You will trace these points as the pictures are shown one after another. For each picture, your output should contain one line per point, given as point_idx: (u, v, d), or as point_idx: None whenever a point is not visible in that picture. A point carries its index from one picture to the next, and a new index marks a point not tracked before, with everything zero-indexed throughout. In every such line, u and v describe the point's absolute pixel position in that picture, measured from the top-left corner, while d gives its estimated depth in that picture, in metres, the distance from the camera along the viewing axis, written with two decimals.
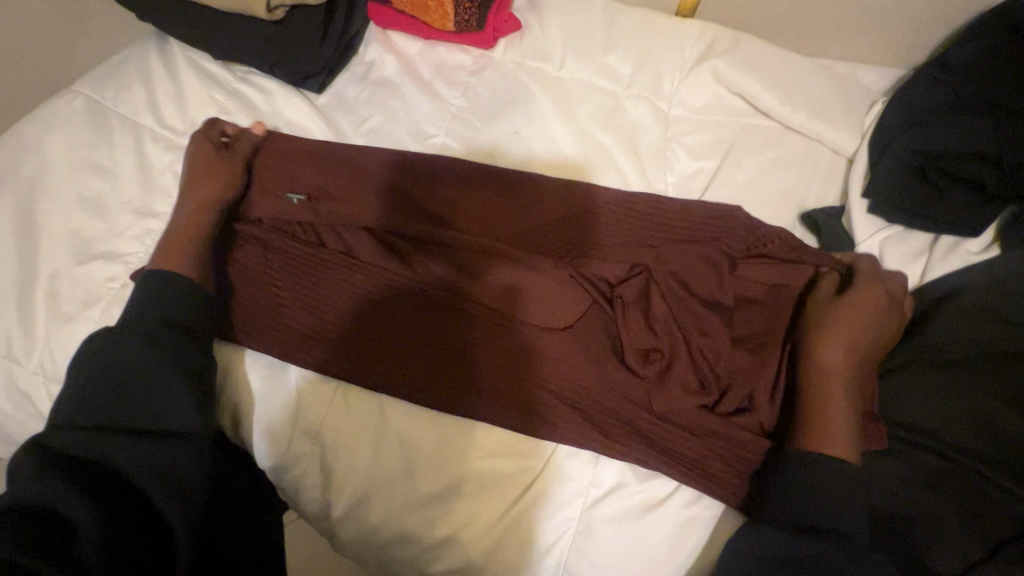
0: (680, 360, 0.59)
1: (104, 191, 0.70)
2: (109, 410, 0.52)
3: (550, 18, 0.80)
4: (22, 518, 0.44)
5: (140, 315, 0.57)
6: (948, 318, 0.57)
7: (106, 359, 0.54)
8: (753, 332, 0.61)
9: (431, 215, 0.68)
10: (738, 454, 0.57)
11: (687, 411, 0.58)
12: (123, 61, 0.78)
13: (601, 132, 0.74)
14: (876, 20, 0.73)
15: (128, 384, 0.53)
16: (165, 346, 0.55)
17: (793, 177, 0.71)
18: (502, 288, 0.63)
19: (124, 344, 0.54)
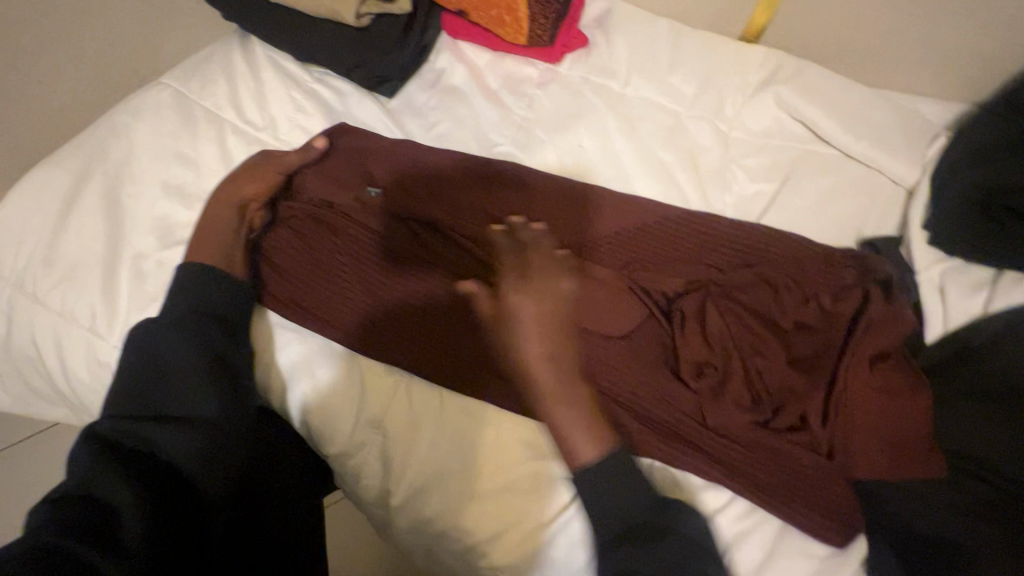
0: (734, 376, 0.60)
1: (188, 179, 0.74)
2: (151, 398, 0.56)
3: (616, 37, 0.82)
4: (77, 499, 0.48)
5: (175, 310, 0.61)
6: (1010, 350, 0.57)
7: (143, 351, 0.58)
8: (810, 354, 0.61)
9: (492, 218, 0.70)
10: (797, 473, 0.57)
11: (741, 426, 0.59)
12: (207, 56, 0.82)
13: (663, 149, 0.76)
14: (940, 55, 0.74)
15: (168, 373, 0.57)
16: (199, 337, 0.59)
17: (852, 205, 0.72)
18: None
19: (162, 338, 0.58)
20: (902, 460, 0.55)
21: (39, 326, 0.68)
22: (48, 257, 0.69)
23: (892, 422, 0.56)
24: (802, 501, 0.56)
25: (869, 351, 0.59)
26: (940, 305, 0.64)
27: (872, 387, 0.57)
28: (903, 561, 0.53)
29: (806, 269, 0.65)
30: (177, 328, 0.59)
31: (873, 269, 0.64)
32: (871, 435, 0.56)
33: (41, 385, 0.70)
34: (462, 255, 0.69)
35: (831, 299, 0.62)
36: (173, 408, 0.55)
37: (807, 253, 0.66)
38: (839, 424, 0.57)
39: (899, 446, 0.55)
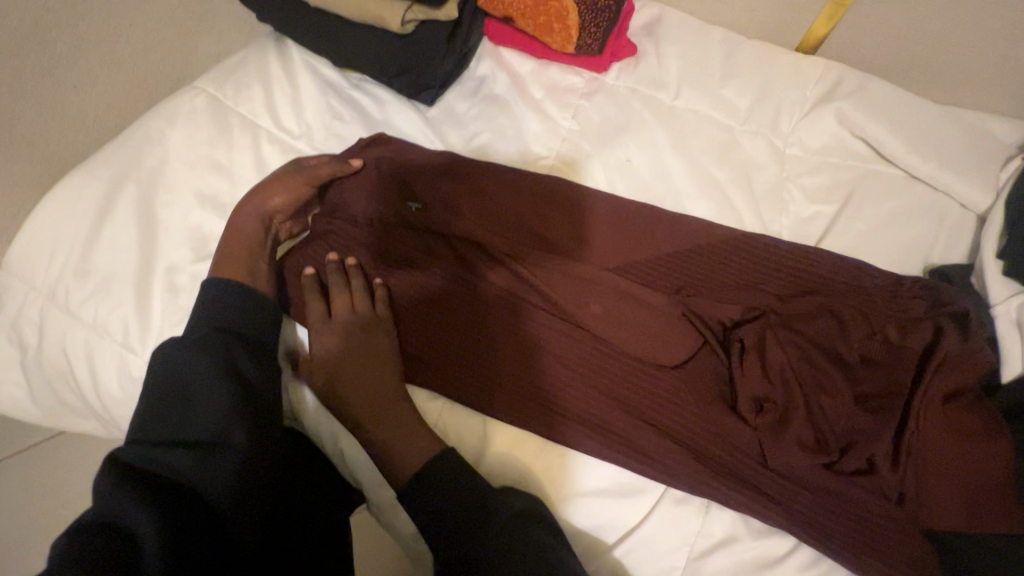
0: (797, 414, 0.57)
1: (222, 189, 0.71)
2: (174, 422, 0.52)
3: (667, 45, 0.78)
4: (95, 531, 0.44)
5: (202, 331, 0.57)
6: None
7: (168, 374, 0.55)
8: (877, 392, 0.58)
9: (532, 237, 0.67)
10: (861, 518, 0.54)
11: (807, 469, 0.55)
12: (243, 60, 0.79)
13: (716, 166, 0.72)
14: (1014, 72, 0.70)
15: (191, 393, 0.53)
16: (227, 358, 0.56)
17: (917, 230, 0.68)
18: (611, 318, 0.63)
19: (186, 360, 0.55)
20: (978, 509, 0.52)
21: (72, 339, 0.66)
22: (80, 269, 0.68)
23: (964, 468, 0.53)
24: (866, 549, 0.54)
25: (940, 391, 0.56)
26: (1017, 343, 0.60)
27: (943, 430, 0.54)
28: None
29: (871, 299, 0.61)
30: (205, 348, 0.55)
31: (944, 299, 0.60)
32: (943, 482, 0.53)
33: (72, 398, 0.69)
34: (501, 277, 0.66)
35: (898, 332, 0.59)
36: (195, 432, 0.52)
37: (871, 281, 0.62)
38: (910, 469, 0.54)
39: (972, 494, 0.53)
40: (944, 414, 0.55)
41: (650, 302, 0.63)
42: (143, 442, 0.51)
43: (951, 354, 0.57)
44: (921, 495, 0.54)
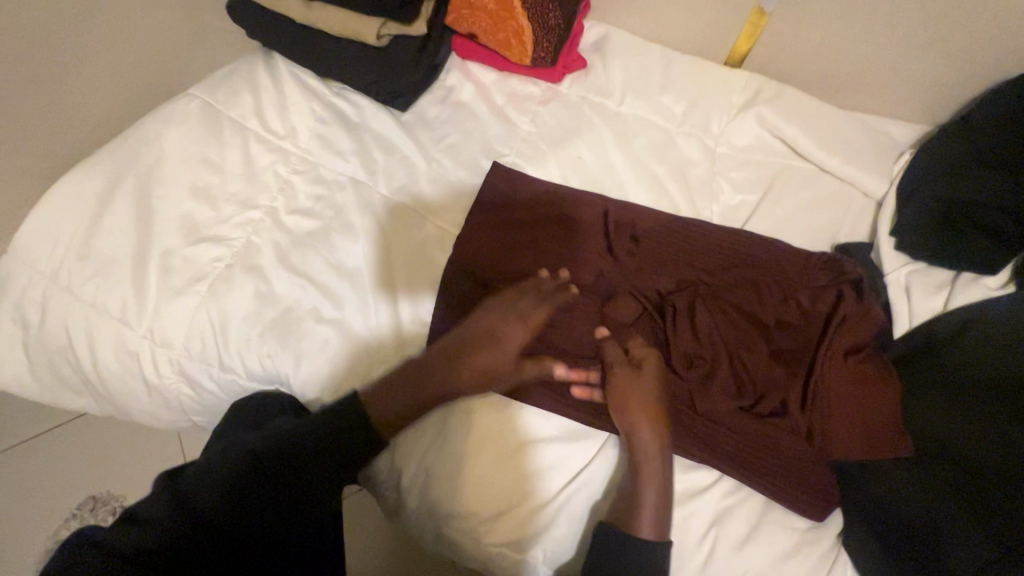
0: (721, 367, 0.66)
1: (213, 182, 0.79)
2: (261, 497, 0.58)
3: (612, 60, 0.89)
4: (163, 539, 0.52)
5: (306, 428, 0.62)
6: (976, 341, 0.61)
7: (257, 455, 0.60)
8: (789, 348, 0.67)
9: (507, 242, 0.74)
10: (776, 453, 0.62)
11: (729, 413, 0.64)
12: (234, 71, 0.87)
13: (655, 162, 0.83)
14: (903, 82, 0.82)
15: (290, 483, 0.60)
16: (315, 472, 0.61)
17: (826, 215, 0.79)
18: (564, 292, 0.71)
19: (276, 454, 0.60)
20: (874, 442, 0.60)
21: (72, 317, 0.73)
22: (81, 252, 0.74)
23: (866, 408, 0.62)
24: (781, 481, 0.61)
25: (842, 346, 0.65)
26: (905, 302, 0.71)
27: (842, 377, 0.63)
28: (878, 540, 0.58)
29: (786, 271, 0.71)
30: (303, 447, 0.61)
31: (844, 268, 0.70)
32: (842, 419, 0.62)
33: (69, 373, 0.76)
34: (479, 267, 0.73)
35: (809, 298, 0.68)
36: (270, 515, 0.58)
37: (785, 255, 0.72)
38: (817, 409, 0.63)
39: (870, 429, 0.61)
40: (847, 365, 0.64)
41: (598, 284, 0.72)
42: (204, 502, 0.56)
43: (850, 314, 0.66)
44: (823, 430, 0.62)
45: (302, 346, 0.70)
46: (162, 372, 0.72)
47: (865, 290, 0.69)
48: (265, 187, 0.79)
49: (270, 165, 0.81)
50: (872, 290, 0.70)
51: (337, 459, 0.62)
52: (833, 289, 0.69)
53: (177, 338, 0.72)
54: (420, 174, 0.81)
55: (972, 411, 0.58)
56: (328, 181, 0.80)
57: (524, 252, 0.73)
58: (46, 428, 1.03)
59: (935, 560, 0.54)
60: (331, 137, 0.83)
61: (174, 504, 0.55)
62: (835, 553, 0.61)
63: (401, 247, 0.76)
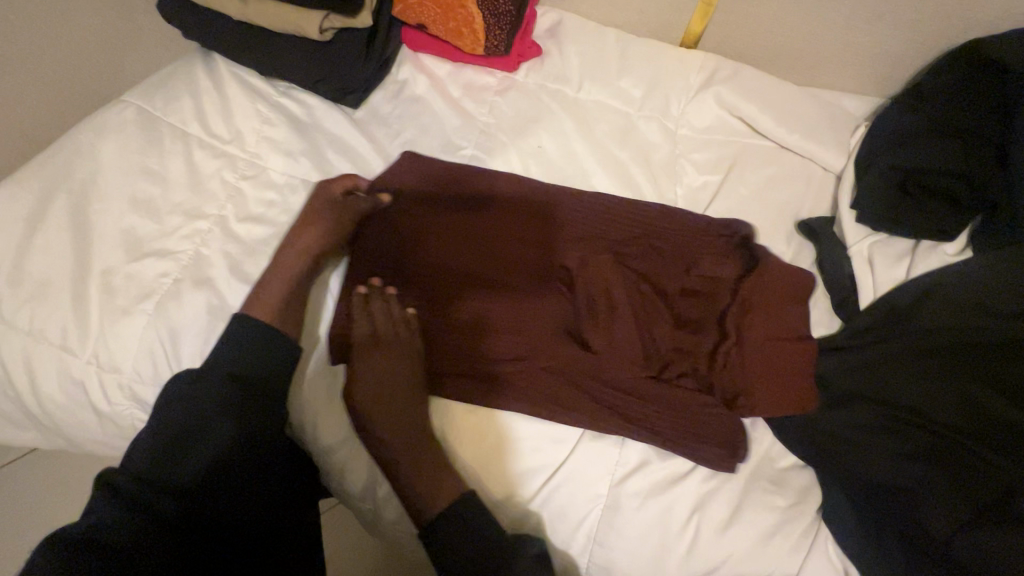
0: (632, 337, 0.64)
1: (154, 193, 0.74)
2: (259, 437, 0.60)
3: (568, 46, 0.88)
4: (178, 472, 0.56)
5: (201, 404, 0.59)
6: (943, 306, 0.62)
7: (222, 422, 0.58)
8: (695, 313, 0.67)
9: (387, 245, 0.69)
10: (683, 415, 0.63)
11: (634, 381, 0.64)
12: (170, 75, 0.82)
13: (617, 148, 0.81)
14: (857, 54, 0.83)
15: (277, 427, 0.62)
16: (260, 443, 0.61)
17: (789, 192, 0.79)
18: (467, 273, 0.68)
19: (199, 433, 0.58)
20: (790, 399, 0.62)
21: (8, 346, 0.68)
22: (13, 277, 0.69)
23: (789, 368, 0.63)
24: (694, 442, 0.61)
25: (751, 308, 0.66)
26: (870, 276, 0.71)
27: (745, 337, 0.65)
28: (854, 508, 0.58)
29: (697, 237, 0.70)
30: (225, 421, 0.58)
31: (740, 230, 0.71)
32: (754, 381, 0.63)
33: (10, 405, 0.71)
34: (383, 268, 0.69)
35: (712, 265, 0.68)
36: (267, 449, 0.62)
37: (694, 221, 0.71)
38: (729, 371, 0.64)
39: (787, 384, 0.63)
40: (764, 321, 0.65)
41: (504, 268, 0.69)
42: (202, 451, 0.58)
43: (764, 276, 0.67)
44: (744, 391, 0.63)
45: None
46: (113, 400, 0.68)
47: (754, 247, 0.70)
48: (211, 195, 0.75)
49: (216, 172, 0.77)
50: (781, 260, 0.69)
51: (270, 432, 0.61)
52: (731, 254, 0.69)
53: (126, 362, 0.67)
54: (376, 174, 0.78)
55: (957, 381, 0.59)
56: (279, 185, 0.77)
57: (413, 245, 0.69)
58: (10, 457, 0.98)
59: (919, 525, 0.54)
60: (282, 139, 0.79)
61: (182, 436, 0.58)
62: (817, 528, 0.60)
63: None
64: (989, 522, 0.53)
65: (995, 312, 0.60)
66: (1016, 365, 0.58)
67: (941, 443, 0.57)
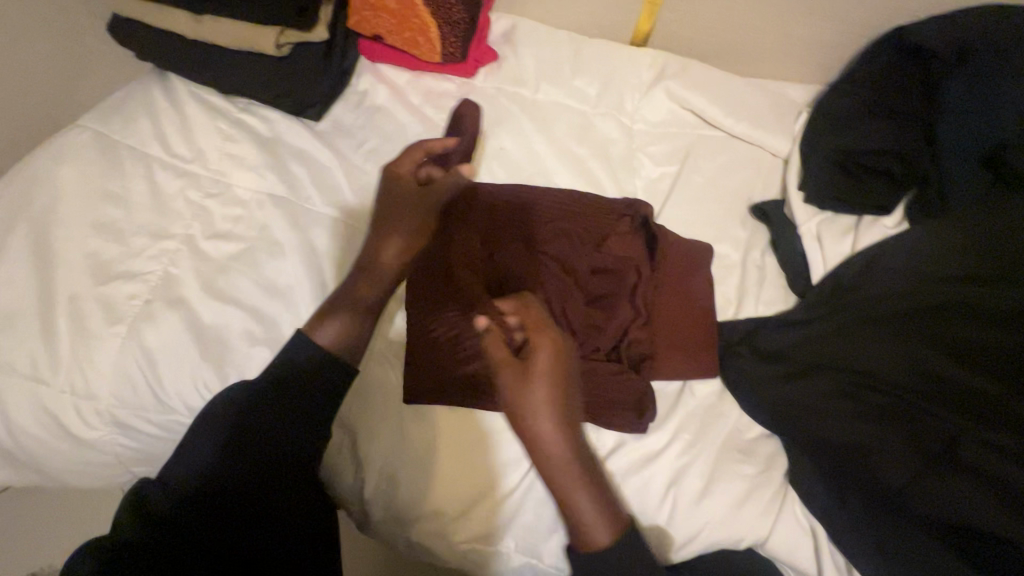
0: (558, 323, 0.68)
1: (118, 216, 0.74)
2: (259, 451, 0.58)
3: (523, 49, 0.90)
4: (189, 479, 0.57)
5: (241, 417, 0.58)
6: (886, 275, 0.67)
7: (234, 431, 0.58)
8: (602, 291, 0.71)
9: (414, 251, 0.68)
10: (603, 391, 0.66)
11: None
12: (127, 98, 0.82)
13: (576, 145, 0.84)
14: (795, 44, 0.87)
15: (276, 441, 0.58)
16: (266, 453, 0.58)
17: (742, 177, 0.83)
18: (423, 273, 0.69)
19: (234, 447, 0.58)
20: (700, 363, 0.68)
21: None
22: None
23: (698, 335, 0.70)
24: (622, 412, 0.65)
25: (660, 279, 0.72)
26: (820, 251, 0.75)
27: (650, 308, 0.71)
28: (819, 472, 0.62)
29: (606, 219, 0.75)
30: (259, 435, 0.58)
31: (641, 207, 0.75)
32: (664, 348, 0.69)
33: None
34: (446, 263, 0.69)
35: (617, 242, 0.73)
36: (271, 469, 0.58)
37: (599, 203, 0.76)
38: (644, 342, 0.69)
39: (693, 348, 0.69)
40: (671, 291, 0.72)
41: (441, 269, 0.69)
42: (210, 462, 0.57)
43: (669, 249, 0.73)
44: (657, 360, 0.69)
45: (241, 372, 0.67)
46: (90, 426, 0.67)
47: (654, 224, 0.75)
48: (177, 215, 0.75)
49: (180, 192, 0.77)
50: (684, 241, 0.75)
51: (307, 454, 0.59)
52: (639, 232, 0.74)
53: (99, 388, 0.67)
54: (343, 185, 0.79)
55: (903, 341, 0.62)
56: (246, 201, 0.77)
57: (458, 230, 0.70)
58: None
59: (874, 478, 0.58)
60: (244, 155, 0.80)
61: (199, 446, 0.58)
62: (783, 492, 0.64)
63: (334, 257, 0.74)
64: (937, 470, 0.56)
65: (933, 275, 0.64)
66: (961, 322, 0.61)
67: (892, 401, 0.60)
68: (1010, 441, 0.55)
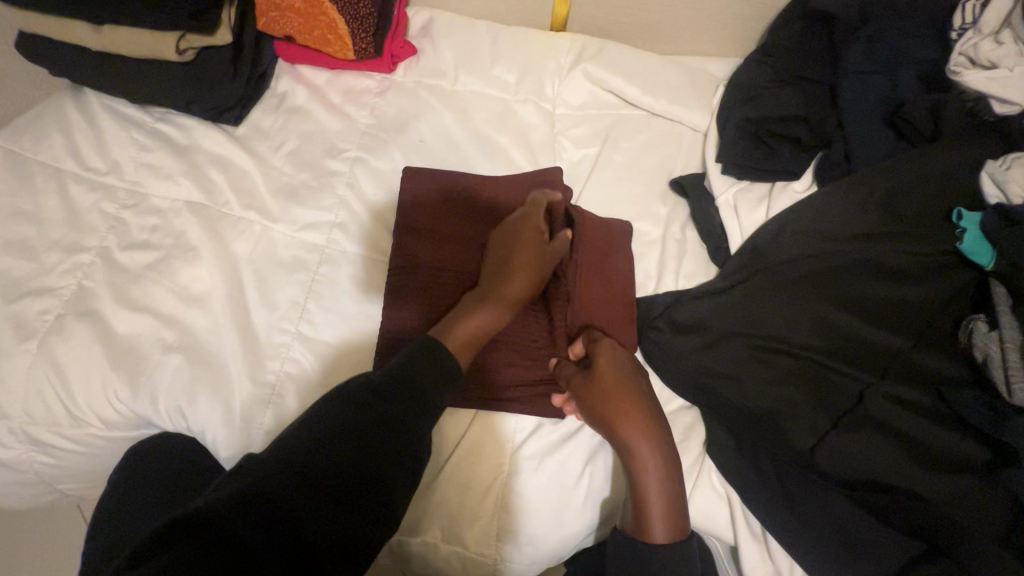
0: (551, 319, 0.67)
1: (30, 233, 0.73)
2: (335, 479, 0.47)
3: (440, 41, 0.90)
4: (230, 512, 0.43)
5: (311, 429, 0.49)
6: (792, 240, 0.67)
7: (306, 452, 0.48)
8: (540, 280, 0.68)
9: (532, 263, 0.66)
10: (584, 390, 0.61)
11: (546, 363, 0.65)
12: (38, 114, 0.81)
13: (497, 133, 0.84)
14: (710, 19, 0.88)
15: (358, 469, 0.48)
16: (342, 479, 0.47)
17: (663, 154, 0.83)
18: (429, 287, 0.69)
19: (304, 473, 0.46)
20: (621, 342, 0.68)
21: None
22: None
23: (618, 314, 0.69)
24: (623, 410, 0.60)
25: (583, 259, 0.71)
26: (736, 221, 0.75)
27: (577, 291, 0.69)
28: (731, 434, 0.63)
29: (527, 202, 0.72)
30: (314, 452, 0.48)
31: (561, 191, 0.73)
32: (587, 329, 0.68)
33: None
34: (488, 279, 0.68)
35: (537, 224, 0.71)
36: (345, 505, 0.47)
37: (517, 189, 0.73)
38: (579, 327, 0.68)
39: (614, 327, 0.68)
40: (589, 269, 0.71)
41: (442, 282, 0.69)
42: (265, 490, 0.45)
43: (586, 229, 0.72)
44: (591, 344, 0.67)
45: (156, 380, 0.67)
46: (4, 445, 0.67)
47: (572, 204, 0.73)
48: (93, 228, 0.74)
49: (95, 205, 0.76)
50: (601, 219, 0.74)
51: (355, 478, 0.48)
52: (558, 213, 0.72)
53: (14, 406, 0.66)
54: (260, 187, 0.78)
55: (809, 303, 0.63)
56: (162, 210, 0.76)
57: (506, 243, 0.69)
58: None
59: (784, 440, 0.59)
60: (159, 163, 0.79)
61: (253, 475, 0.46)
62: (699, 463, 0.64)
63: (253, 260, 0.74)
64: (845, 428, 0.57)
65: (829, 235, 0.66)
66: (858, 276, 0.63)
67: (800, 363, 0.61)
68: (909, 394, 0.58)
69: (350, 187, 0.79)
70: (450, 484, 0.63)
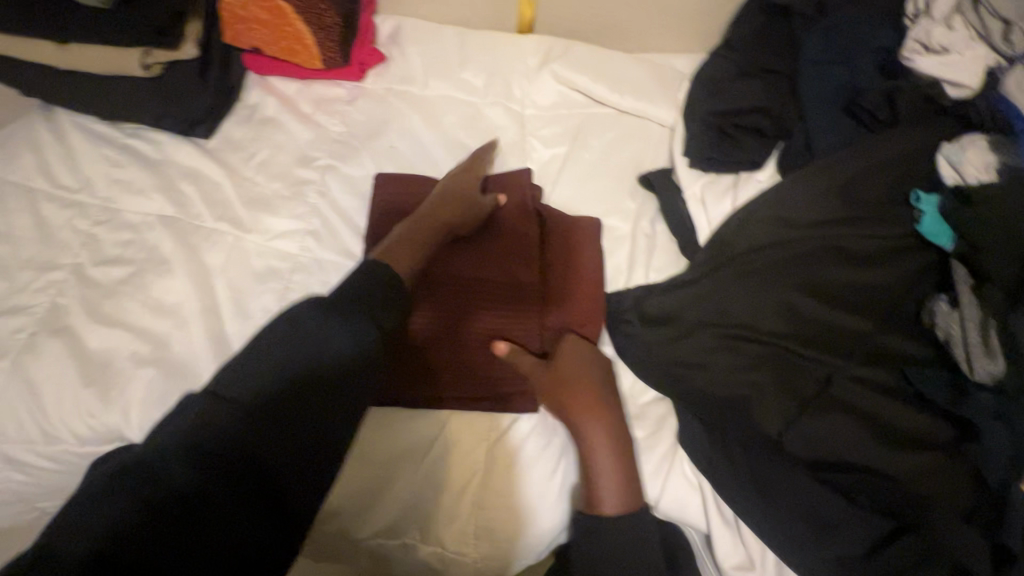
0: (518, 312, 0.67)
1: (3, 252, 0.73)
2: (279, 455, 0.47)
3: (409, 47, 0.91)
4: (170, 493, 0.42)
5: (254, 400, 0.48)
6: (758, 227, 0.67)
7: (248, 425, 0.47)
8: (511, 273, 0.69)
9: (507, 262, 0.69)
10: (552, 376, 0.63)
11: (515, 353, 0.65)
12: (9, 134, 0.82)
13: (467, 135, 0.85)
14: (673, 16, 0.89)
15: (302, 446, 0.48)
16: (284, 454, 0.47)
17: (631, 150, 0.84)
18: None
19: (247, 446, 0.46)
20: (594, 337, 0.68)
21: None
22: None
23: (591, 309, 0.69)
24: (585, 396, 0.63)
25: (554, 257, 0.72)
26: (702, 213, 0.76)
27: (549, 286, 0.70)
28: (702, 423, 0.63)
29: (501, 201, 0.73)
30: (258, 425, 0.47)
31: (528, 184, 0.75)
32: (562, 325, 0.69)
33: None
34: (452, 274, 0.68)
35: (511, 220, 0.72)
36: (287, 480, 0.47)
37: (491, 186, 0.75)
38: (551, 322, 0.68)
39: (588, 322, 0.68)
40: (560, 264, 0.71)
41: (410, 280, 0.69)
42: (205, 465, 0.44)
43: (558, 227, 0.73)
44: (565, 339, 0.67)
45: (128, 393, 0.67)
46: None
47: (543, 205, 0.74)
48: (65, 245, 0.75)
49: (67, 222, 0.76)
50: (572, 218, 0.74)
51: (295, 454, 0.48)
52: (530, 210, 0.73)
53: None
54: (232, 198, 0.79)
55: (775, 288, 0.64)
56: (135, 224, 0.76)
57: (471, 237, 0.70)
58: None
59: (752, 425, 0.59)
60: (131, 178, 0.79)
61: (190, 447, 0.45)
62: (672, 454, 0.64)
63: (226, 270, 0.74)
64: (811, 411, 0.58)
65: (792, 221, 0.66)
66: (823, 260, 0.64)
67: (768, 347, 0.61)
68: (872, 373, 0.59)
69: (322, 194, 0.79)
70: (429, 484, 0.63)
